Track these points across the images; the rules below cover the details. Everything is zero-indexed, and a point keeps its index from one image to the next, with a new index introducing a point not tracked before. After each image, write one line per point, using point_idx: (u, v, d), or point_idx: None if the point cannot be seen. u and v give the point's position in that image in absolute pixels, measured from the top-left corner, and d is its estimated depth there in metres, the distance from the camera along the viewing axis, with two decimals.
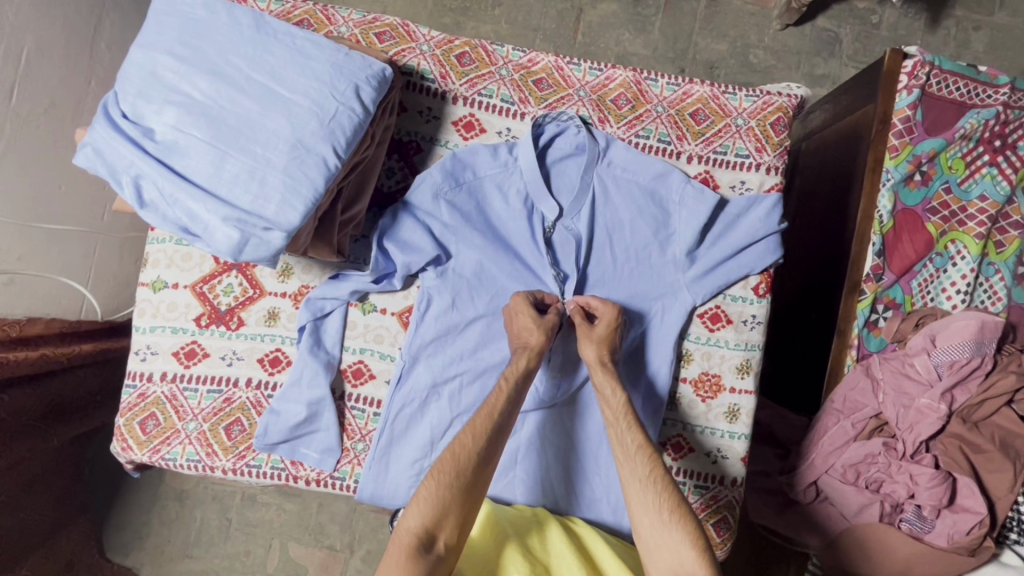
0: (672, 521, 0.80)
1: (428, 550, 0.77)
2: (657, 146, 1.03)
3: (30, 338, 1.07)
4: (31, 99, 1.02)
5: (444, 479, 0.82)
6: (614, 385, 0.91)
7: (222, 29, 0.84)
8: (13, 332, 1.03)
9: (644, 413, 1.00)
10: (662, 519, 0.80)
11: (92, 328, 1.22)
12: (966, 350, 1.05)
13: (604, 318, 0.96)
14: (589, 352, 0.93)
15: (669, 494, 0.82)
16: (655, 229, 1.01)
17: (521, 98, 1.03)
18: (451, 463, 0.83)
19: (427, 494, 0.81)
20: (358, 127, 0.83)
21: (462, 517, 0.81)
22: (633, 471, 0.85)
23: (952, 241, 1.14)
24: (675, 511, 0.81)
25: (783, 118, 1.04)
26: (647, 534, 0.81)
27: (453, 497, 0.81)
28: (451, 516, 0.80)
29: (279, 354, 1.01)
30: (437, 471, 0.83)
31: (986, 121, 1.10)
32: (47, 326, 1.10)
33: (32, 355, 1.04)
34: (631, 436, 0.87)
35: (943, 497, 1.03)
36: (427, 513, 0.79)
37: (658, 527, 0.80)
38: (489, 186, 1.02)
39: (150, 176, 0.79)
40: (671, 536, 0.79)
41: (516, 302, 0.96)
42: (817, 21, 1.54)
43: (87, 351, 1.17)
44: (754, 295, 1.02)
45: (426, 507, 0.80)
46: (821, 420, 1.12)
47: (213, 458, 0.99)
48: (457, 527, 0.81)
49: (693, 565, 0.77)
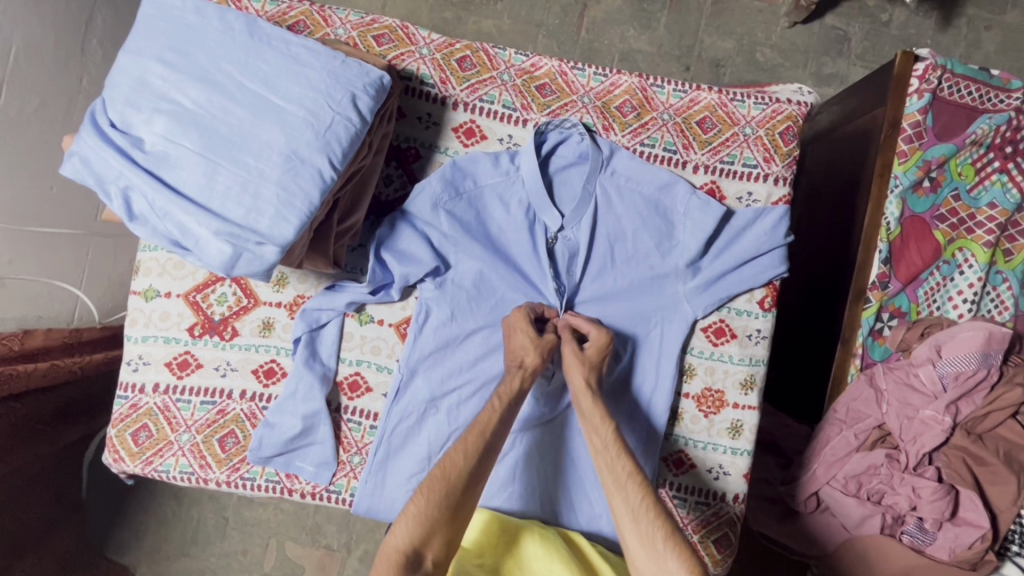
0: (666, 550, 0.77)
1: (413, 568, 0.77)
2: (663, 155, 1.01)
3: (33, 352, 1.06)
4: (20, 99, 0.99)
5: (434, 495, 0.80)
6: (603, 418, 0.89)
7: (213, 34, 0.81)
8: (16, 346, 1.03)
9: (642, 437, 0.98)
10: (655, 552, 0.77)
11: (94, 335, 1.21)
12: (972, 361, 1.03)
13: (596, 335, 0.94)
14: (578, 379, 0.91)
15: (661, 522, 0.79)
16: (657, 240, 0.99)
17: (523, 105, 1.00)
18: (440, 480, 0.81)
19: (416, 510, 0.79)
20: (355, 137, 0.81)
21: (451, 532, 0.80)
22: (625, 500, 0.82)
23: (959, 249, 1.12)
24: (669, 538, 0.78)
25: (792, 127, 1.01)
26: (642, 564, 0.78)
27: (441, 515, 0.79)
28: (439, 534, 0.79)
29: (274, 365, 0.99)
30: (426, 488, 0.81)
31: (998, 126, 1.07)
32: (48, 338, 1.10)
33: (42, 366, 1.05)
34: (622, 463, 0.85)
35: (945, 510, 1.01)
36: (414, 531, 0.78)
37: (654, 558, 0.77)
38: (489, 195, 0.99)
39: (139, 188, 0.77)
40: (666, 565, 0.76)
41: (516, 317, 0.94)
42: (826, 18, 1.51)
43: (95, 362, 1.18)
44: (760, 308, 1.00)
45: (414, 524, 0.78)
46: (824, 430, 1.09)
47: (207, 471, 0.98)
48: (444, 543, 0.80)
49: None
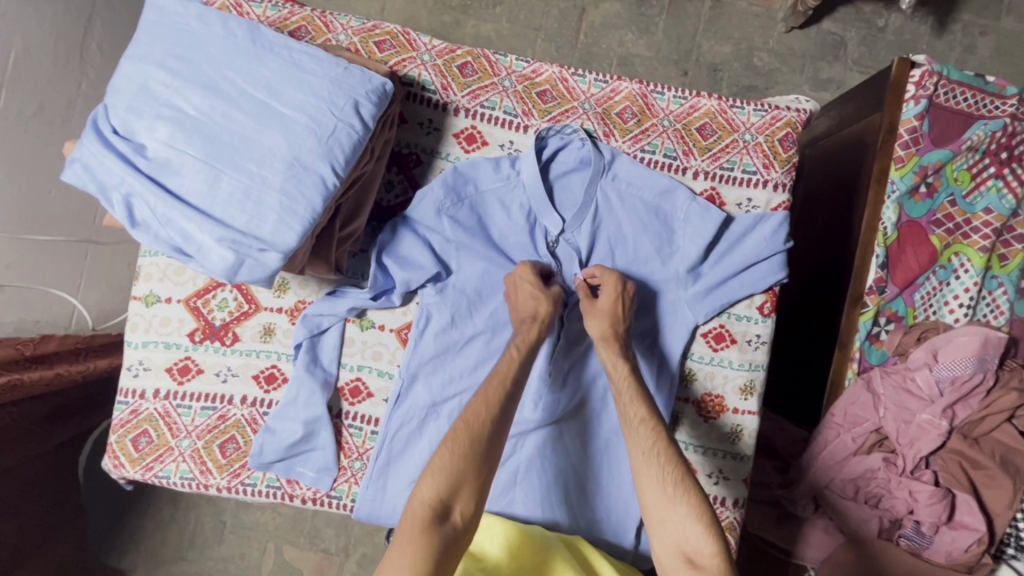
0: (676, 495, 0.80)
1: (443, 520, 0.76)
2: (663, 161, 1.01)
3: (44, 357, 1.06)
4: (19, 102, 0.99)
5: (459, 446, 0.81)
6: (615, 361, 0.92)
7: (215, 41, 0.81)
8: (28, 350, 1.03)
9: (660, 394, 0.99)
10: (667, 492, 0.81)
11: (103, 342, 1.23)
12: (968, 366, 1.04)
13: (606, 284, 0.95)
14: (598, 330, 0.93)
15: (673, 467, 0.82)
16: (658, 245, 0.99)
17: (524, 111, 1.01)
18: (465, 431, 0.82)
19: (441, 464, 0.80)
20: (358, 144, 0.81)
21: (477, 487, 0.80)
22: (637, 444, 0.85)
23: (955, 253, 1.12)
24: (678, 484, 0.81)
25: (791, 133, 1.02)
26: (653, 507, 0.82)
27: (467, 466, 0.80)
28: (464, 489, 0.79)
29: (275, 371, 0.99)
30: (450, 441, 0.82)
31: (993, 132, 1.08)
32: (60, 343, 1.11)
33: (48, 374, 1.04)
34: (635, 410, 0.87)
35: (943, 514, 1.03)
36: (442, 483, 0.79)
37: (663, 502, 0.81)
38: (492, 200, 0.99)
39: (142, 194, 0.77)
40: (676, 511, 0.80)
41: (520, 269, 0.96)
42: (823, 23, 1.52)
43: (99, 370, 1.17)
44: (760, 314, 1.00)
45: (439, 477, 0.79)
46: (821, 435, 1.10)
47: (207, 476, 0.98)
48: (473, 496, 0.80)
49: (698, 541, 0.78)
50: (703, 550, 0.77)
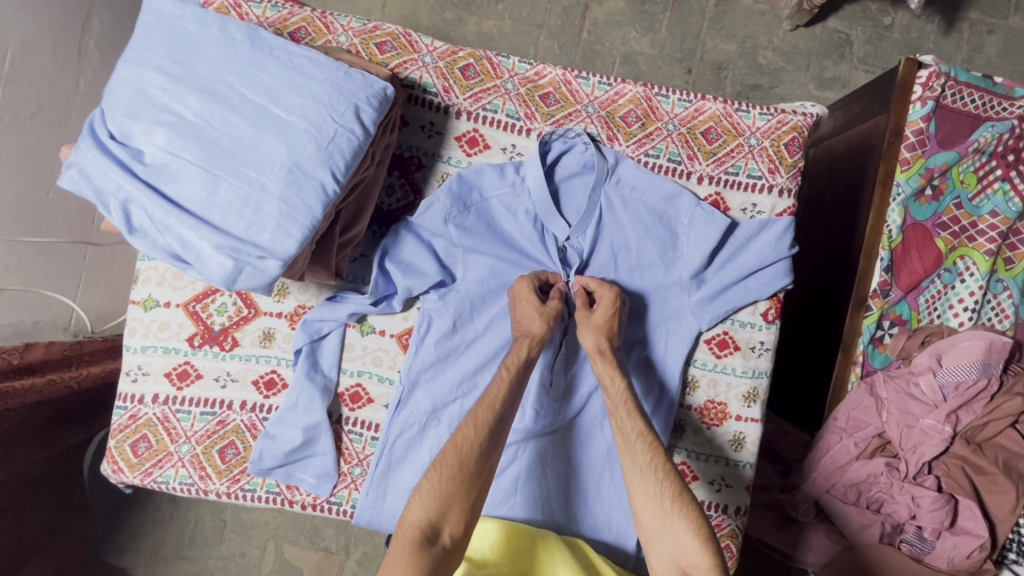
0: (673, 510, 0.80)
1: (432, 543, 0.76)
2: (668, 165, 1.00)
3: (31, 365, 1.04)
4: (16, 103, 0.97)
5: (447, 470, 0.80)
6: (613, 373, 0.90)
7: (215, 45, 0.80)
8: (14, 359, 1.00)
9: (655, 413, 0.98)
10: (663, 508, 0.81)
11: (98, 348, 1.21)
12: (973, 371, 1.03)
13: (602, 301, 0.94)
14: (591, 344, 0.92)
15: (670, 482, 0.82)
16: (662, 251, 0.98)
17: (526, 114, 0.99)
18: (454, 454, 0.81)
19: (429, 487, 0.80)
20: (358, 150, 0.80)
21: (465, 510, 0.80)
22: (634, 458, 0.84)
23: (961, 257, 1.11)
24: (676, 499, 0.81)
25: (797, 138, 1.01)
26: (648, 522, 0.82)
27: (457, 488, 0.80)
28: (453, 511, 0.79)
29: (274, 376, 0.98)
30: (439, 463, 0.81)
31: (1000, 135, 1.06)
32: (48, 351, 1.08)
33: (38, 381, 1.04)
34: (632, 424, 0.87)
35: (944, 520, 1.02)
36: (431, 504, 0.78)
37: (662, 517, 0.81)
38: (496, 206, 0.99)
39: (139, 201, 0.76)
40: (673, 526, 0.80)
41: (520, 287, 0.94)
42: (829, 21, 1.50)
43: (91, 376, 1.15)
44: (764, 320, 0.99)
45: (429, 499, 0.79)
46: (824, 439, 1.09)
47: (207, 482, 0.97)
48: (464, 519, 0.80)
49: (696, 556, 0.78)
50: (699, 565, 0.77)
